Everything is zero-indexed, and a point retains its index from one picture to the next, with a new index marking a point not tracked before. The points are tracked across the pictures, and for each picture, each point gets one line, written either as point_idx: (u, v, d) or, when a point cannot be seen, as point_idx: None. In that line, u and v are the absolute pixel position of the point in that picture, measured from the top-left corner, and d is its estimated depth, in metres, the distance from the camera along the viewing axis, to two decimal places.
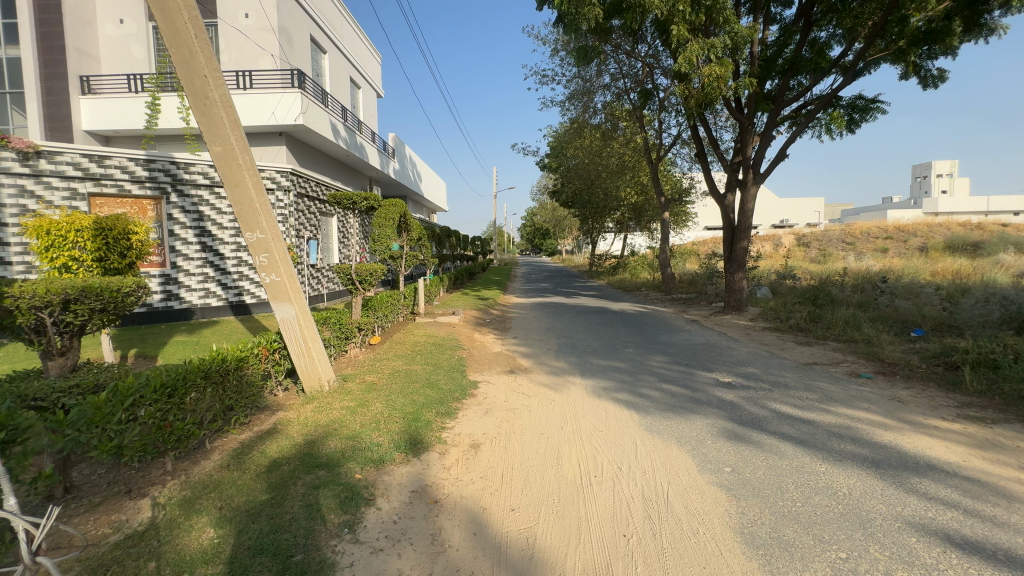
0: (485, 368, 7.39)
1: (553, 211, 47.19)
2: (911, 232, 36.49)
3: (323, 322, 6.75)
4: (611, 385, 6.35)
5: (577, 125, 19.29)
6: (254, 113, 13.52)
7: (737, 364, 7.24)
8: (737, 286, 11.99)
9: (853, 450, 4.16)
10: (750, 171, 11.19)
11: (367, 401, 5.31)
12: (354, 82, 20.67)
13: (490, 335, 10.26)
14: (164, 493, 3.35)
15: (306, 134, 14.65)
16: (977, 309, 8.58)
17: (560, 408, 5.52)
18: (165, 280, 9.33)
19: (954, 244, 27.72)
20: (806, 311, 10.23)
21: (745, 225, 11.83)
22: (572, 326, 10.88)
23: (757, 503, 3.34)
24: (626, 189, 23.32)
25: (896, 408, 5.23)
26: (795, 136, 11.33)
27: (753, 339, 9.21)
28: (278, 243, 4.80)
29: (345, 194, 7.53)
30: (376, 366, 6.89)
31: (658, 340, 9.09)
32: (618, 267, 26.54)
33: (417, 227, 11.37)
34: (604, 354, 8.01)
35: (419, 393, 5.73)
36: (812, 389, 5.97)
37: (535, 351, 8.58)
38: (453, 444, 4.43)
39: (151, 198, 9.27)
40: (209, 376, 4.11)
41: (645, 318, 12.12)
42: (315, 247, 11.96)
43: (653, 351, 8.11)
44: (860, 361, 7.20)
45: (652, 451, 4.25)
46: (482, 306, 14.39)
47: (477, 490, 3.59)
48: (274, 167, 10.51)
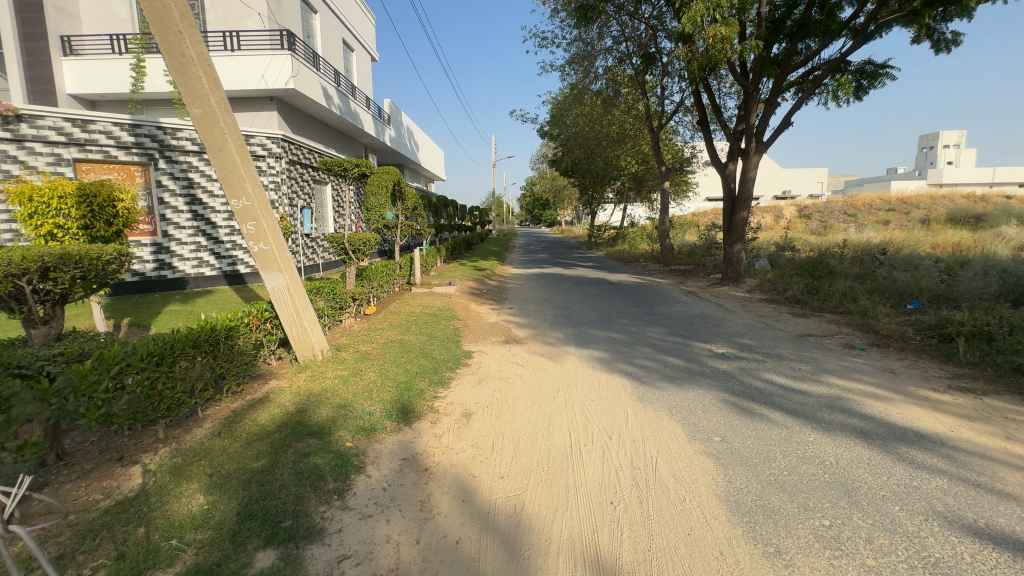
0: (481, 338, 7.38)
1: (552, 180, 46.40)
2: (914, 204, 36.16)
3: (317, 291, 6.74)
4: (605, 355, 6.36)
5: (577, 90, 18.74)
6: (243, 76, 13.13)
7: (732, 335, 7.25)
8: (735, 257, 11.88)
9: (843, 421, 4.18)
10: (753, 140, 10.93)
11: (360, 370, 5.32)
12: (347, 44, 19.97)
13: (486, 305, 10.20)
14: (155, 460, 3.37)
15: (298, 99, 14.23)
16: (975, 281, 8.55)
17: (552, 378, 5.54)
18: (157, 249, 9.22)
19: (956, 216, 27.49)
20: (803, 283, 10.17)
21: (746, 196, 11.59)
22: (569, 297, 10.84)
23: (745, 472, 3.37)
24: (627, 158, 22.85)
25: (888, 379, 5.26)
26: (800, 104, 10.98)
27: (749, 310, 9.20)
28: (265, 211, 4.68)
29: (335, 159, 7.25)
30: (371, 336, 6.89)
31: (654, 311, 9.06)
32: (617, 238, 26.30)
33: (413, 196, 11.14)
34: (600, 325, 8.01)
35: (413, 363, 5.74)
36: (806, 359, 5.99)
37: (530, 322, 8.56)
38: (445, 413, 4.45)
39: (139, 165, 9.06)
40: (199, 344, 4.08)
41: (642, 289, 12.10)
42: (310, 216, 11.77)
43: (648, 322, 8.09)
44: (855, 332, 7.20)
45: (642, 421, 4.27)
46: (480, 276, 14.35)
47: (467, 458, 3.62)
48: (264, 133, 10.25)
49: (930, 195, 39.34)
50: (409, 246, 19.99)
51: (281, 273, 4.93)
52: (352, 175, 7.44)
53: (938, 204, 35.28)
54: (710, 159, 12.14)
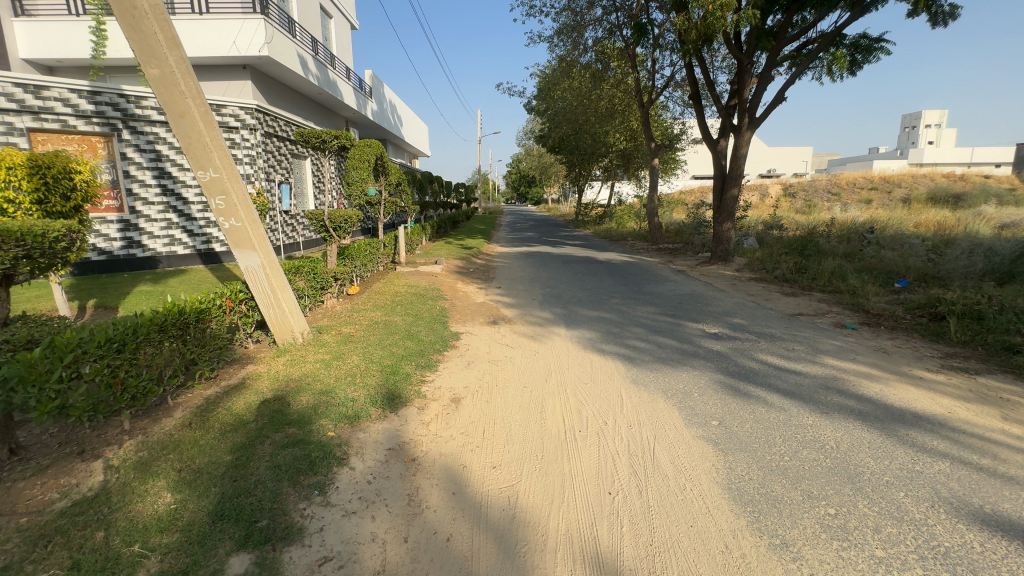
0: (468, 319, 7.16)
1: (540, 157, 45.69)
2: (896, 183, 36.58)
3: (296, 271, 6.43)
4: (597, 336, 6.21)
5: (565, 63, 18.22)
6: (214, 42, 12.39)
7: (723, 314, 7.15)
8: (724, 236, 11.77)
9: (839, 402, 4.11)
10: (746, 115, 10.69)
11: (343, 354, 5.09)
12: (325, 11, 19.00)
13: (473, 285, 9.94)
14: (119, 454, 3.11)
15: (273, 68, 13.49)
16: (961, 260, 8.58)
17: (543, 360, 5.37)
18: (124, 226, 8.72)
19: (937, 195, 27.85)
20: (793, 262, 10.11)
21: (737, 173, 11.41)
22: (557, 276, 10.65)
23: (745, 458, 3.26)
24: (616, 135, 22.46)
25: (882, 359, 5.21)
26: (795, 79, 10.75)
27: (739, 289, 9.12)
28: (236, 184, 4.33)
29: (313, 131, 6.61)
30: (354, 317, 6.63)
31: (644, 290, 8.92)
32: (604, 216, 26.05)
33: (396, 171, 10.70)
34: (590, 305, 7.85)
35: (398, 345, 5.51)
36: (798, 339, 5.92)
37: (519, 302, 8.35)
38: (433, 398, 4.26)
39: (101, 135, 8.47)
40: (165, 328, 3.79)
41: (631, 267, 11.96)
42: (288, 192, 11.27)
43: (638, 302, 7.95)
44: (845, 311, 7.16)
45: (637, 404, 4.14)
46: (466, 255, 14.06)
47: (456, 446, 3.44)
48: (237, 103, 9.66)
49: (911, 174, 39.79)
50: (393, 223, 19.49)
51: (256, 251, 4.63)
52: (333, 148, 7.00)
53: (919, 184, 35.74)
54: (702, 136, 11.89)
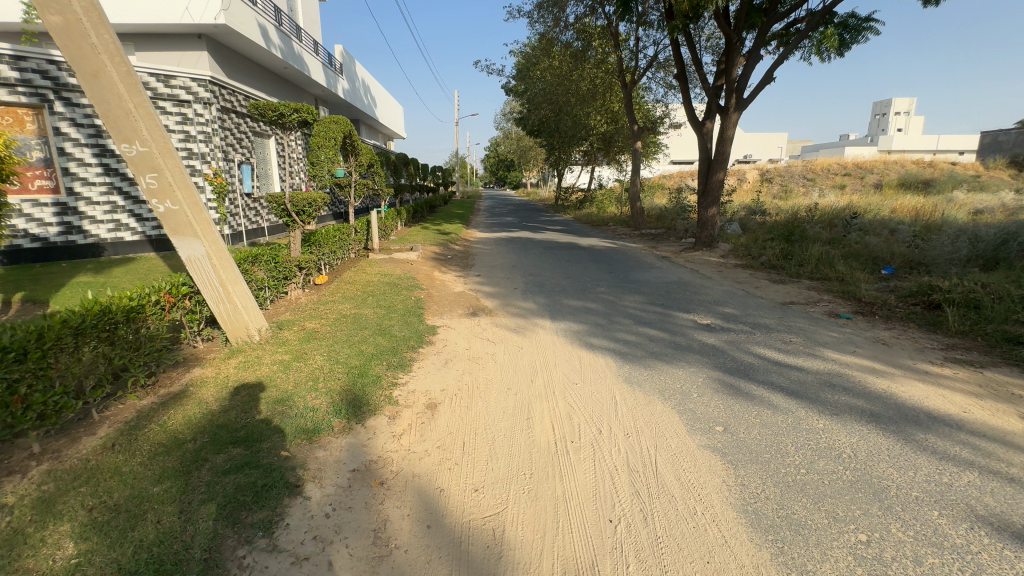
0: (445, 311, 6.65)
1: (519, 140, 44.85)
2: (869, 169, 37.19)
3: (254, 260, 5.83)
4: (584, 328, 5.79)
5: (544, 41, 17.59)
6: (164, 7, 11.31)
7: (714, 304, 6.83)
8: (709, 221, 11.48)
9: (848, 402, 3.80)
10: (733, 95, 10.32)
11: (305, 354, 4.54)
12: None
13: (450, 273, 9.41)
14: (19, 488, 2.56)
15: (231, 37, 12.46)
16: (946, 246, 8.48)
17: (528, 356, 4.94)
18: (61, 210, 7.85)
19: (907, 181, 28.43)
20: (779, 248, 9.89)
21: (723, 156, 11.07)
22: (540, 264, 10.20)
23: (758, 472, 2.91)
24: (597, 117, 21.98)
25: (882, 351, 4.95)
26: (783, 59, 10.43)
27: (726, 277, 8.85)
28: (169, 160, 3.72)
29: (270, 103, 5.92)
30: (319, 311, 6.06)
31: (631, 278, 8.56)
32: (585, 201, 25.68)
33: (367, 151, 9.98)
34: (575, 294, 7.44)
35: (367, 343, 4.99)
36: (793, 330, 5.63)
37: (499, 292, 7.88)
38: (406, 405, 3.78)
39: (29, 107, 7.53)
40: (83, 331, 3.19)
41: (614, 254, 11.60)
42: (250, 173, 10.43)
43: (625, 291, 7.56)
44: (837, 300, 6.93)
45: (633, 408, 3.75)
46: (444, 241, 13.48)
47: (433, 465, 2.99)
48: (189, 73, 8.76)
49: (883, 160, 40.62)
50: (367, 206, 18.84)
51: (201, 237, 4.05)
52: (293, 122, 6.26)
53: (890, 170, 36.47)
54: (687, 117, 11.51)
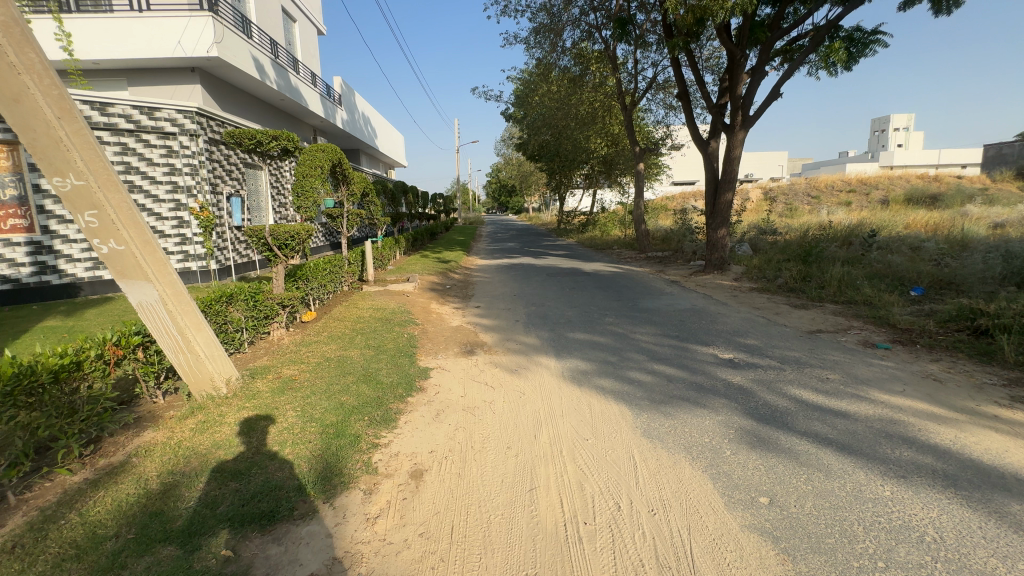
0: (440, 349, 6.08)
1: (519, 165, 45.05)
2: (873, 185, 36.85)
3: (229, 299, 5.34)
4: (593, 367, 5.21)
5: (542, 67, 17.55)
6: (156, 41, 11.19)
7: (734, 335, 6.23)
8: (719, 243, 10.96)
9: (914, 459, 3.18)
10: (739, 113, 9.94)
11: (275, 410, 3.97)
12: (287, 14, 17.93)
13: (448, 305, 8.89)
14: None
15: (225, 70, 12.34)
16: (979, 263, 7.88)
17: (531, 403, 4.35)
18: (35, 249, 7.48)
19: (914, 196, 27.97)
20: (796, 270, 9.34)
21: (731, 176, 10.60)
22: (542, 292, 9.67)
23: (823, 566, 2.29)
24: (597, 140, 21.85)
25: (935, 390, 4.33)
26: (789, 75, 10.10)
27: (742, 302, 8.27)
28: (112, 194, 3.28)
29: (246, 130, 5.32)
30: (301, 354, 5.51)
31: (640, 307, 7.99)
32: (587, 224, 25.35)
33: (360, 180, 9.57)
34: (581, 326, 6.87)
35: (349, 393, 4.41)
36: (828, 365, 5.02)
37: (499, 325, 7.33)
38: (386, 474, 3.19)
39: (3, 144, 7.19)
40: None
41: (621, 279, 11.07)
42: (240, 205, 10.05)
43: (635, 322, 6.98)
44: (869, 327, 6.32)
45: (656, 472, 3.14)
46: (442, 269, 13.03)
47: (413, 563, 2.39)
48: (174, 105, 8.47)
49: (886, 176, 40.34)
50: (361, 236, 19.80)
51: (155, 279, 3.59)
52: (275, 151, 5.77)
53: (894, 186, 36.15)
54: (691, 137, 11.12)
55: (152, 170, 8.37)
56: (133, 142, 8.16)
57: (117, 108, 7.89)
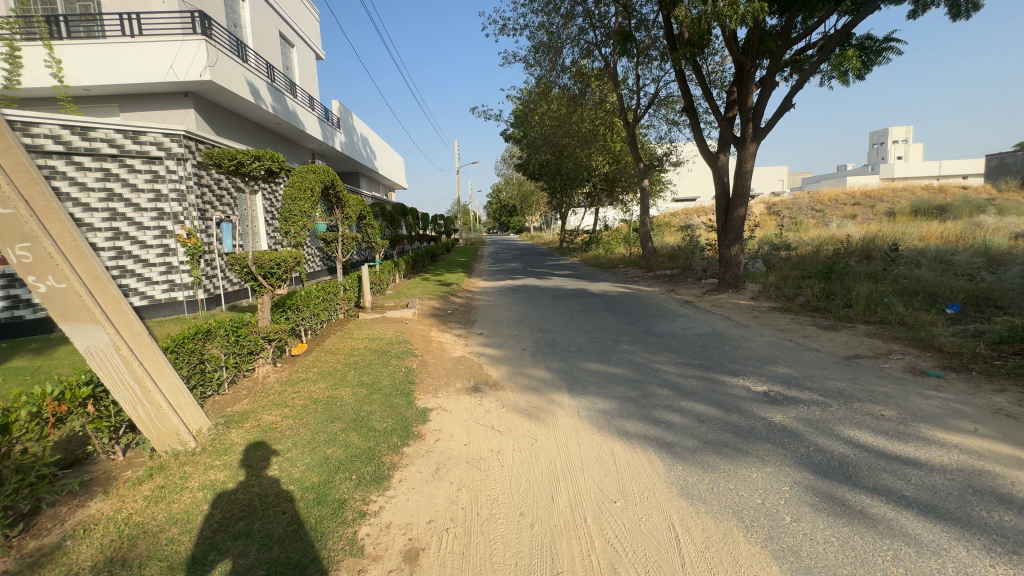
0: (441, 385, 5.52)
1: (519, 185, 45.04)
2: (878, 198, 36.50)
3: (206, 336, 4.82)
4: (613, 406, 4.63)
5: (541, 86, 17.41)
6: (148, 66, 10.97)
7: (764, 363, 5.66)
8: (733, 260, 10.44)
9: (1020, 526, 2.59)
10: (749, 125, 9.55)
11: (249, 470, 3.41)
12: (285, 39, 17.89)
13: (449, 332, 8.36)
14: None
15: (219, 93, 12.09)
16: (1020, 277, 7.32)
17: (546, 453, 3.77)
18: (8, 282, 7.00)
19: (921, 207, 27.53)
20: (818, 288, 8.80)
21: (743, 190, 10.14)
22: (549, 316, 9.13)
23: None
24: (598, 157, 21.64)
25: (1013, 428, 3.74)
26: (799, 85, 9.75)
27: (765, 324, 7.71)
28: (55, 223, 2.91)
29: (225, 150, 4.84)
30: (286, 395, 4.95)
31: (656, 332, 7.42)
32: (590, 243, 24.94)
33: (355, 202, 9.13)
34: (594, 355, 6.32)
35: (336, 444, 3.84)
36: (879, 398, 4.44)
37: (505, 355, 6.77)
38: (376, 556, 2.62)
39: None
40: None
41: (631, 300, 10.54)
42: (231, 231, 9.62)
43: (653, 350, 6.42)
44: (912, 351, 5.74)
45: (707, 550, 2.56)
46: (444, 293, 12.53)
47: None
48: (160, 129, 8.12)
49: (890, 188, 40.05)
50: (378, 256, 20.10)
51: (108, 321, 3.13)
52: (259, 172, 5.30)
53: (899, 198, 35.77)
54: (699, 151, 10.74)
55: (136, 196, 7.94)
56: (116, 167, 7.73)
57: (98, 133, 7.50)
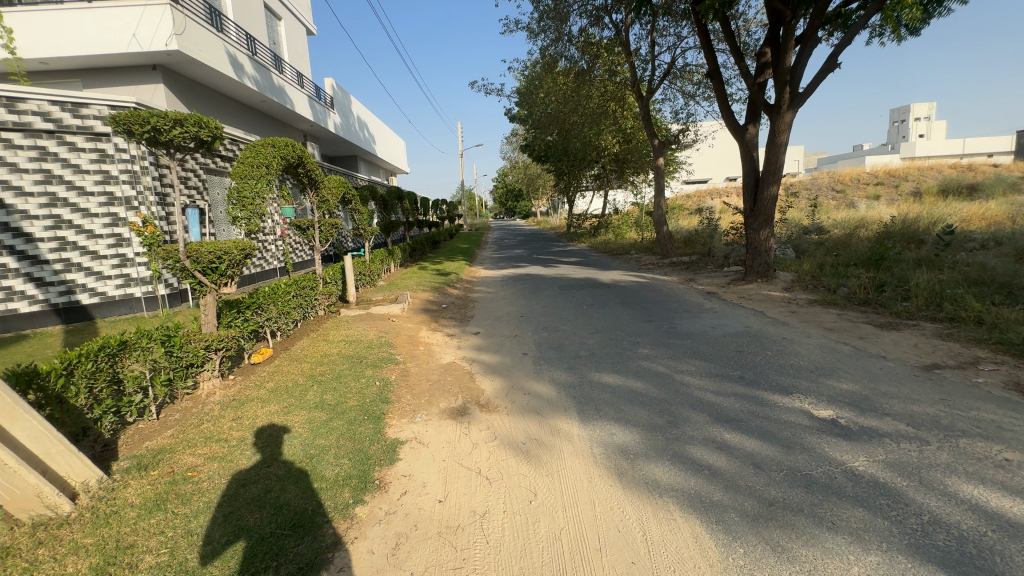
0: (421, 405, 4.50)
1: (525, 168, 43.67)
2: (902, 177, 34.64)
3: (119, 350, 3.80)
4: (636, 439, 3.58)
5: (546, 60, 16.11)
6: (108, 35, 9.84)
7: (820, 376, 4.56)
8: (762, 246, 9.26)
9: None
10: (786, 90, 8.29)
11: (126, 558, 2.40)
12: (270, 11, 16.60)
13: (440, 332, 7.34)
14: None
15: (191, 65, 10.95)
16: None
17: (549, 520, 2.73)
18: None
19: (949, 186, 25.90)
20: (866, 277, 7.62)
21: (776, 166, 8.89)
22: (555, 311, 8.06)
23: None
24: (608, 137, 20.34)
25: None
26: (844, 44, 8.43)
27: (808, 322, 6.58)
28: None
29: (135, 114, 3.72)
30: (224, 423, 3.93)
31: (680, 332, 6.32)
32: (599, 228, 23.73)
33: (334, 184, 8.04)
34: (608, 364, 5.26)
35: (265, 506, 2.83)
36: (991, 433, 3.34)
37: (501, 363, 5.73)
38: None
39: None
40: None
41: (647, 291, 9.43)
42: (198, 218, 8.58)
43: (679, 357, 5.33)
44: (1006, 361, 4.61)
45: None
46: (441, 283, 11.50)
47: None
48: (106, 101, 7.06)
49: (914, 166, 38.08)
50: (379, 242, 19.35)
51: None
52: (191, 145, 4.20)
53: (926, 176, 33.87)
54: (726, 123, 9.49)
55: (81, 178, 6.92)
56: (54, 145, 6.68)
57: (29, 105, 6.45)
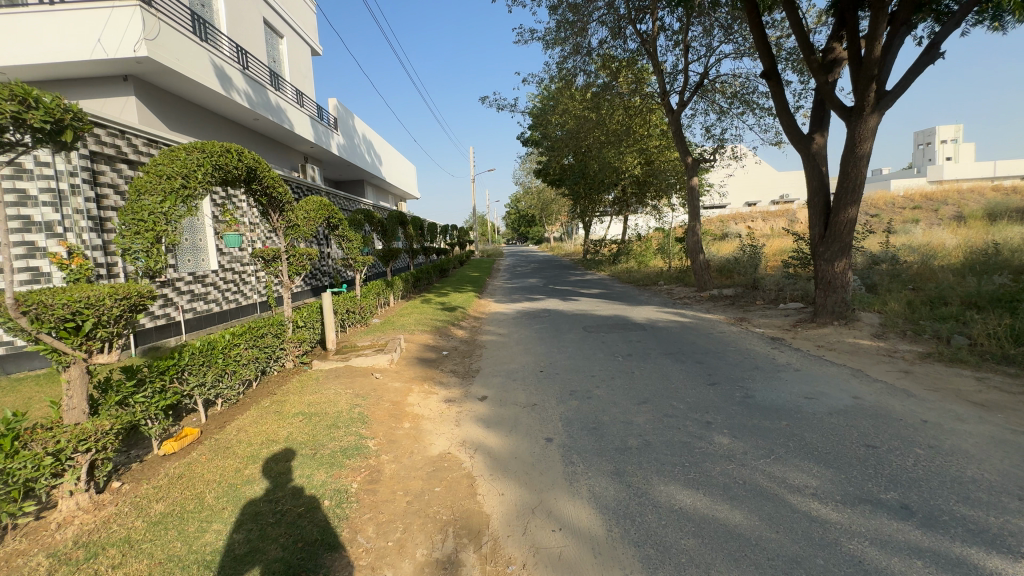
0: (387, 555, 2.75)
1: (539, 194, 42.54)
2: (941, 200, 32.43)
3: None
4: None
5: (563, 77, 14.91)
6: (71, 40, 8.69)
7: None
8: (838, 280, 7.46)
9: None
10: (871, 90, 6.69)
11: None
12: (271, 29, 15.69)
13: (434, 395, 5.64)
14: None
15: (170, 76, 9.77)
16: None
17: None
18: None
19: (998, 208, 23.75)
20: (998, 324, 5.76)
21: (856, 182, 7.19)
22: (583, 365, 6.31)
23: None
24: (628, 158, 18.95)
25: None
26: (941, 34, 6.84)
27: (942, 390, 4.74)
28: None
29: None
30: None
31: (765, 407, 4.51)
32: (619, 255, 22.06)
33: (308, 206, 6.54)
34: (677, 470, 3.47)
35: None
36: None
37: (515, 454, 3.98)
38: None
39: None
40: None
41: (694, 336, 7.65)
42: None
43: (785, 460, 3.51)
44: None
45: None
46: (444, 321, 9.85)
47: None
48: None
49: (951, 189, 35.89)
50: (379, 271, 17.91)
51: None
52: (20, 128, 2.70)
53: (968, 200, 31.60)
54: (787, 133, 7.89)
55: None
56: None
57: None
